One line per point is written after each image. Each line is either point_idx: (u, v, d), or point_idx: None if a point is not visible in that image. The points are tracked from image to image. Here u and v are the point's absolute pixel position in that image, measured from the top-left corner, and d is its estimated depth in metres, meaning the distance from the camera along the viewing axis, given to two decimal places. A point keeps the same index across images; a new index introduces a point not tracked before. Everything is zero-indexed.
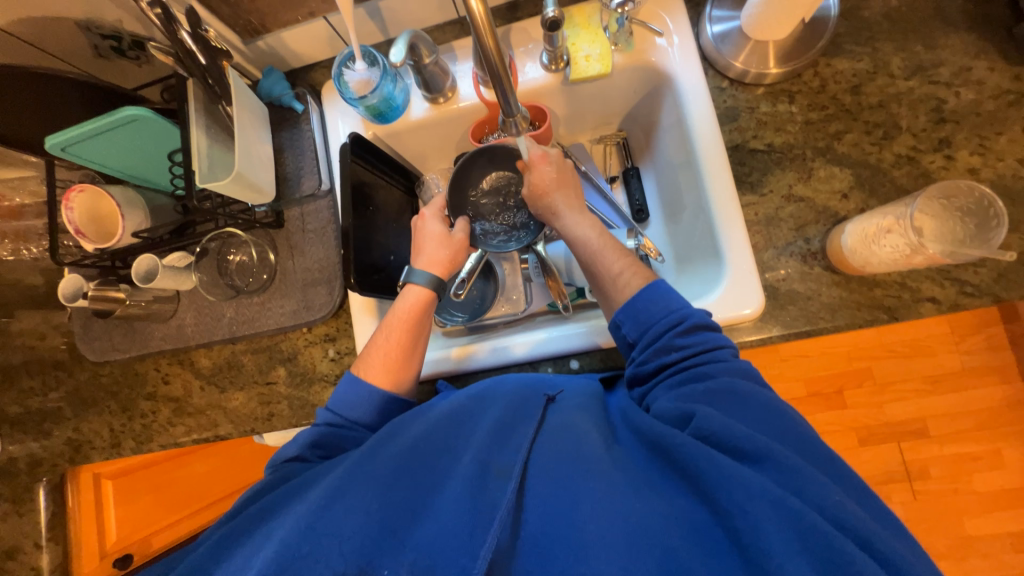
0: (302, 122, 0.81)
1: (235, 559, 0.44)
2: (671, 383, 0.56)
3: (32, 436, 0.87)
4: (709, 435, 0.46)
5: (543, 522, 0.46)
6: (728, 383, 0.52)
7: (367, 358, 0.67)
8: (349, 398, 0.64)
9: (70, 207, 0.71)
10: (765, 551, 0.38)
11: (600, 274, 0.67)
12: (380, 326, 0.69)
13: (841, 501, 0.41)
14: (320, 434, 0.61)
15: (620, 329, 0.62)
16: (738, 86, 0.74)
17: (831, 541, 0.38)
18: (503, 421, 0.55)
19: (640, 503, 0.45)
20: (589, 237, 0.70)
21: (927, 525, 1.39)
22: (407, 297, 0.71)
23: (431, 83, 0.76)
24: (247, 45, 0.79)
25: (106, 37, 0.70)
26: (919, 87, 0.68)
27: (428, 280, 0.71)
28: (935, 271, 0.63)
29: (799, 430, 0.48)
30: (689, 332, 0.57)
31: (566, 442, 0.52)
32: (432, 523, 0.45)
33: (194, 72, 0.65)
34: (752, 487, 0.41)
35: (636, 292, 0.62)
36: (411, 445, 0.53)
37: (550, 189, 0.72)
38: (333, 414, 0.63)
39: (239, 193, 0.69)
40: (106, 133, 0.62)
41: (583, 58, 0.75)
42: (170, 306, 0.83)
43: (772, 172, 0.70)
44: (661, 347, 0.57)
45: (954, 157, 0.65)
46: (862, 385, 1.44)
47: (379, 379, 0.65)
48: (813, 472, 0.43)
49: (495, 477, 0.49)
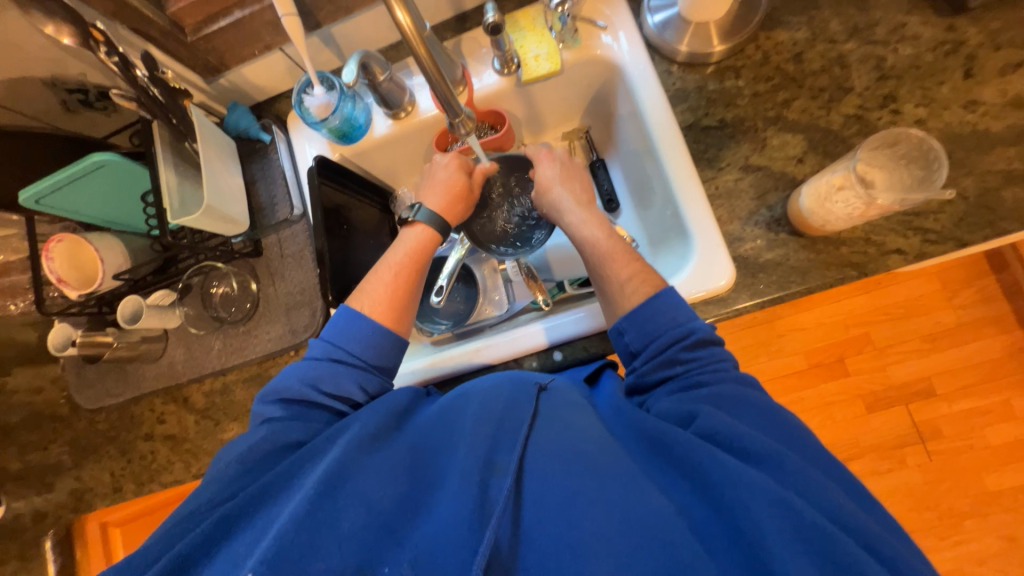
0: (270, 151, 0.83)
1: (235, 545, 0.46)
2: (671, 388, 0.55)
3: (36, 490, 0.88)
4: (712, 434, 0.48)
5: (541, 517, 0.46)
6: (729, 388, 0.52)
7: (366, 294, 0.67)
8: (347, 330, 0.62)
9: (51, 258, 0.72)
10: (770, 551, 0.40)
11: (606, 277, 0.66)
12: (377, 265, 0.70)
13: (846, 505, 0.42)
14: (321, 370, 0.60)
15: (622, 336, 0.61)
16: (686, 69, 0.76)
17: (836, 543, 0.39)
18: (500, 415, 0.53)
19: (642, 494, 0.45)
20: (592, 235, 0.70)
21: (947, 485, 1.36)
22: (407, 236, 0.73)
23: (390, 99, 0.78)
24: (209, 84, 0.82)
25: (73, 91, 0.73)
26: (859, 48, 0.70)
27: (431, 219, 0.72)
28: (897, 223, 0.65)
29: (799, 435, 0.49)
30: (697, 344, 0.56)
31: (564, 431, 0.52)
32: (432, 523, 0.47)
33: (157, 113, 0.67)
34: (756, 488, 0.42)
35: (642, 301, 0.61)
36: (410, 446, 0.53)
37: (553, 185, 0.75)
38: (334, 350, 0.62)
39: (212, 225, 0.71)
40: (78, 181, 0.64)
41: (532, 58, 0.77)
42: (159, 345, 0.84)
43: (727, 146, 0.72)
44: (667, 359, 0.56)
45: (901, 112, 0.67)
46: (861, 351, 1.43)
47: (379, 312, 0.65)
48: (816, 474, 0.44)
49: (495, 474, 0.49)
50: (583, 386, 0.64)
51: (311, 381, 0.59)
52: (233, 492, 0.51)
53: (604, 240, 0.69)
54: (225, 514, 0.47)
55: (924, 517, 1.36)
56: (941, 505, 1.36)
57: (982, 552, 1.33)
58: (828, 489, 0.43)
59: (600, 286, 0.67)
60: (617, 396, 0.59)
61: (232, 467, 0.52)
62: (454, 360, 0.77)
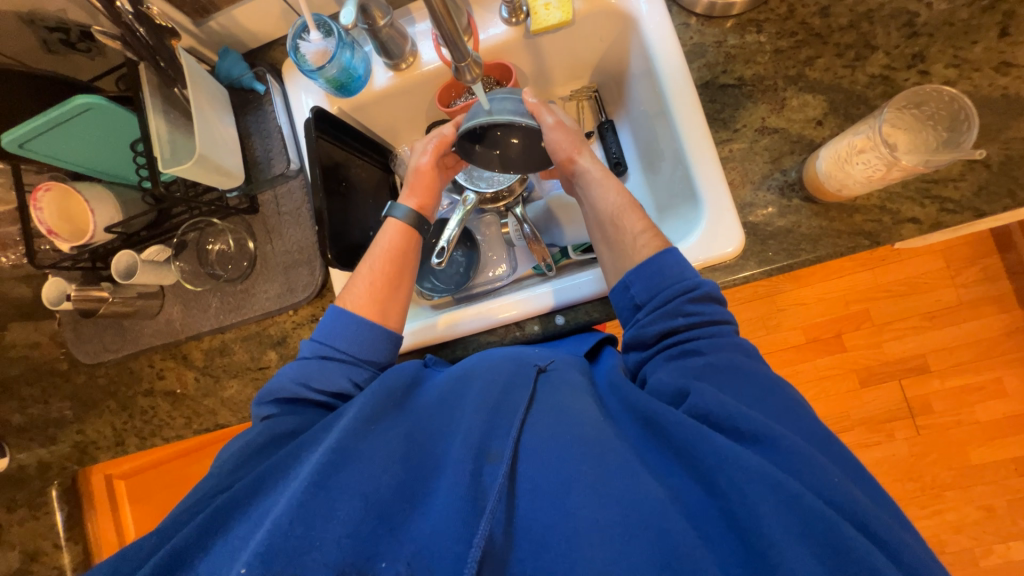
0: (265, 103, 0.79)
1: (225, 544, 0.45)
2: (667, 356, 0.56)
3: (39, 442, 0.89)
4: (704, 413, 0.48)
5: (535, 505, 0.46)
6: (724, 358, 0.52)
7: (350, 290, 0.68)
8: (337, 329, 0.64)
9: (39, 208, 0.70)
10: (767, 538, 0.39)
11: (619, 231, 0.66)
12: (361, 258, 0.70)
13: (840, 484, 0.42)
14: (312, 368, 0.61)
15: (628, 290, 0.61)
16: (706, 22, 0.71)
17: (835, 528, 0.39)
18: (495, 397, 0.54)
19: (639, 482, 0.45)
20: (606, 195, 0.68)
21: (932, 458, 1.40)
22: (385, 232, 0.72)
23: (390, 48, 0.74)
24: (199, 27, 0.78)
25: (52, 29, 0.69)
26: (890, 2, 0.66)
27: (408, 216, 0.73)
28: (914, 191, 0.63)
29: (797, 412, 0.49)
30: (699, 300, 0.57)
31: (563, 413, 0.52)
32: (429, 518, 0.46)
33: (143, 54, 0.63)
34: (751, 472, 0.42)
35: (651, 254, 0.62)
36: (405, 432, 0.53)
37: (578, 153, 0.70)
38: (322, 347, 0.63)
39: (205, 176, 0.68)
40: (62, 125, 0.61)
41: (543, 7, 0.73)
42: (156, 302, 0.83)
43: (744, 107, 0.69)
44: (670, 310, 0.57)
45: (929, 72, 0.64)
46: (860, 326, 1.44)
47: (361, 307, 0.66)
48: (816, 456, 0.44)
49: (489, 461, 0.49)
50: (585, 362, 0.66)
51: (304, 380, 0.60)
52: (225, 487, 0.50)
53: (617, 201, 0.68)
54: (217, 509, 0.46)
55: (908, 488, 1.40)
56: (925, 477, 1.40)
57: (960, 521, 1.38)
58: (826, 470, 0.43)
59: (613, 241, 0.66)
60: (616, 369, 0.62)
61: (232, 462, 0.52)
62: (443, 326, 0.76)
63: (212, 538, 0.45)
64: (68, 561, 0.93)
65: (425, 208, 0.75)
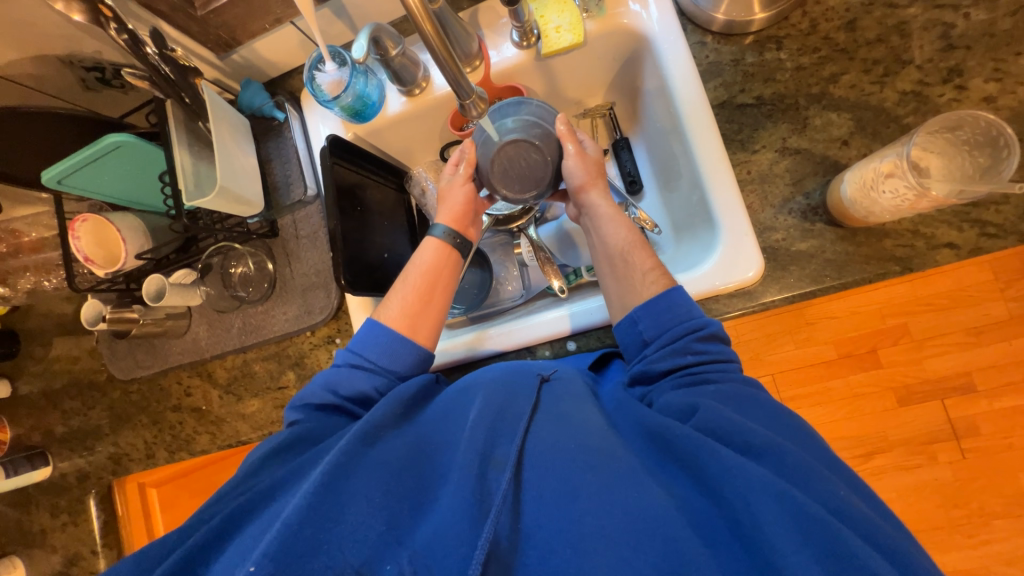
0: (285, 130, 0.82)
1: (230, 553, 0.44)
2: (676, 382, 0.54)
3: (79, 453, 0.95)
4: (713, 427, 0.46)
5: (540, 512, 0.45)
6: (734, 388, 0.51)
7: (385, 305, 0.69)
8: (369, 340, 0.65)
9: (77, 237, 0.75)
10: (773, 547, 0.38)
11: (627, 268, 0.65)
12: (398, 278, 0.71)
13: (848, 498, 0.40)
14: (341, 375, 0.63)
15: (636, 325, 0.60)
16: (722, 40, 0.69)
17: (836, 533, 0.37)
18: (500, 407, 0.54)
19: (644, 489, 0.44)
20: (614, 232, 0.68)
21: (978, 483, 1.31)
22: (424, 251, 0.73)
23: (403, 75, 0.75)
24: (223, 60, 0.81)
25: (90, 69, 0.73)
26: (923, 14, 0.62)
27: (445, 236, 0.72)
28: (951, 215, 0.59)
29: (801, 430, 0.47)
30: (707, 339, 0.56)
31: (565, 422, 0.52)
32: (433, 522, 0.46)
33: (169, 91, 0.67)
34: (756, 480, 0.41)
35: (658, 292, 0.61)
36: (412, 441, 0.53)
37: (591, 185, 0.70)
38: (353, 355, 0.64)
39: (227, 206, 0.71)
40: (95, 162, 0.64)
41: (553, 30, 0.72)
42: (184, 322, 0.86)
43: (763, 127, 0.66)
44: (677, 348, 0.56)
45: (967, 88, 0.60)
46: (899, 342, 1.33)
47: (394, 324, 0.67)
48: (819, 467, 0.42)
49: (493, 467, 0.49)
50: (589, 374, 0.65)
51: (332, 386, 0.62)
52: (236, 487, 0.51)
53: (627, 238, 0.67)
54: (234, 510, 0.47)
55: (951, 515, 1.33)
56: (971, 504, 1.32)
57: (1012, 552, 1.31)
58: (831, 482, 0.41)
59: (620, 275, 0.66)
60: (619, 390, 0.59)
61: (252, 464, 0.54)
62: (458, 350, 0.76)
63: (227, 539, 0.46)
64: (103, 566, 0.96)
65: (457, 224, 0.74)
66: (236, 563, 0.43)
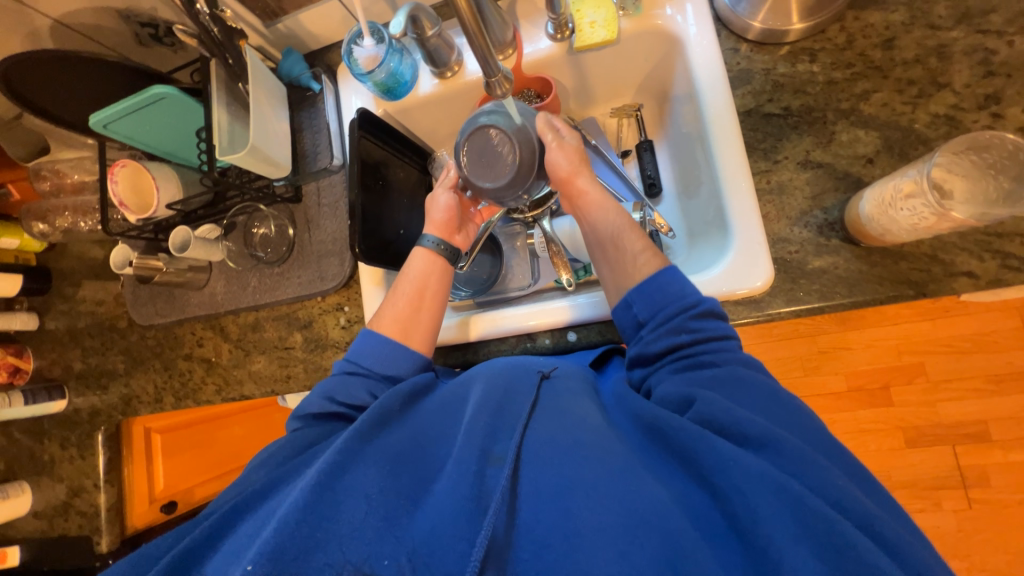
0: (318, 102, 0.85)
1: (223, 556, 0.45)
2: (675, 366, 0.55)
3: (94, 390, 0.99)
4: (709, 419, 0.46)
5: (538, 509, 0.45)
6: (729, 370, 0.51)
7: (379, 312, 0.71)
8: (364, 346, 0.67)
9: (115, 181, 0.79)
10: (780, 551, 0.37)
11: (619, 253, 0.65)
12: (393, 287, 0.73)
13: (847, 487, 0.40)
14: (338, 382, 0.64)
15: (630, 308, 0.60)
16: (756, 48, 0.69)
17: (834, 524, 0.37)
18: (497, 400, 0.54)
19: (641, 484, 0.44)
20: (605, 217, 0.68)
21: (984, 536, 1.26)
22: (414, 261, 0.75)
23: (437, 57, 0.77)
24: (267, 28, 0.84)
25: (145, 24, 0.78)
26: (964, 37, 0.61)
27: (435, 246, 0.75)
28: (972, 243, 0.58)
29: (802, 421, 0.46)
30: (703, 316, 0.55)
31: (562, 418, 0.51)
32: (431, 516, 0.46)
33: (215, 52, 0.70)
34: (752, 470, 0.41)
35: (652, 272, 0.61)
36: (412, 434, 0.54)
37: (577, 173, 0.70)
38: (350, 363, 0.66)
39: (256, 165, 0.74)
40: (140, 110, 0.68)
41: (588, 24, 0.73)
42: (203, 275, 0.90)
43: (788, 138, 0.66)
44: (673, 326, 0.56)
45: (1003, 116, 0.59)
46: (913, 382, 1.31)
47: (389, 331, 0.69)
48: (819, 458, 0.42)
49: (490, 463, 0.49)
50: (591, 373, 0.65)
51: (330, 394, 0.63)
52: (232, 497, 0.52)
53: (618, 221, 0.67)
54: (227, 511, 0.48)
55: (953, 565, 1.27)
56: (974, 557, 1.26)
57: None
58: (828, 472, 0.41)
59: (613, 261, 0.65)
60: (621, 381, 0.60)
61: (255, 470, 0.56)
62: (456, 330, 0.77)
63: (221, 539, 0.47)
64: (103, 501, 1.00)
65: (442, 230, 0.77)
66: (235, 558, 0.44)
